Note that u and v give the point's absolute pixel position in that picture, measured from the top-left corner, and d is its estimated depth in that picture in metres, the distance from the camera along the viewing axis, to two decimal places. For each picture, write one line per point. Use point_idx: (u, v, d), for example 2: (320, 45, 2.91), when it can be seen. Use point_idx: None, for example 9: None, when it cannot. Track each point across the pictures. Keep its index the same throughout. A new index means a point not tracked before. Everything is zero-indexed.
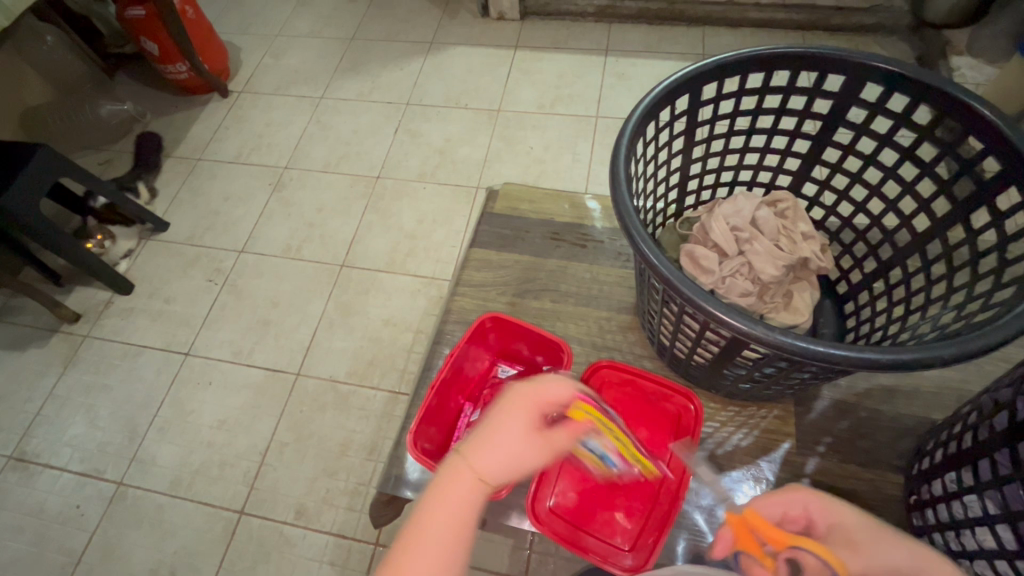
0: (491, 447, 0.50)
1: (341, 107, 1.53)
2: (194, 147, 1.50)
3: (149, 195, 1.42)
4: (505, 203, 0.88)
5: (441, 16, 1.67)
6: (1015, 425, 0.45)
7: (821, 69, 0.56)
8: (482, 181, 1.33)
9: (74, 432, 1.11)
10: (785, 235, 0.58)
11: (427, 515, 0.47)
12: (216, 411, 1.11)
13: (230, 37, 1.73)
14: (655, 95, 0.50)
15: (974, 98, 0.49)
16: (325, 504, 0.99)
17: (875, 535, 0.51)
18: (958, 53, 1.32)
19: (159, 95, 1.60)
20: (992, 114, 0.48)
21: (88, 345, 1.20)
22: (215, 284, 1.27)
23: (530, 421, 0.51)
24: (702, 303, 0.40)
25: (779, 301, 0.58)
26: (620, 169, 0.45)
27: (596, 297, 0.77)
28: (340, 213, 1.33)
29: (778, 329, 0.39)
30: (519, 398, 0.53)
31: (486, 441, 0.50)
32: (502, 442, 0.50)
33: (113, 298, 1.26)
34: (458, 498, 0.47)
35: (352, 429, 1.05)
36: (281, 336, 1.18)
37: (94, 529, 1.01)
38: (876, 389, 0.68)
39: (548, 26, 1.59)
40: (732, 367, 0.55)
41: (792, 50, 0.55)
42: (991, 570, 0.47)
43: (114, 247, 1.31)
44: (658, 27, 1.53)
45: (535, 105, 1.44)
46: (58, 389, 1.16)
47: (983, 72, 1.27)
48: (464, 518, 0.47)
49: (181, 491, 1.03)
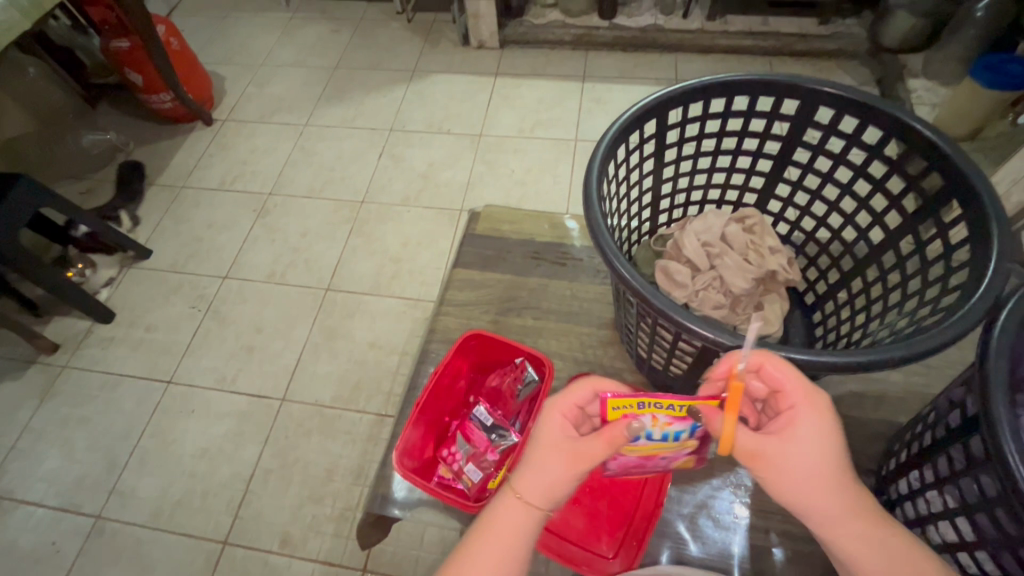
0: (527, 476, 0.42)
1: (325, 133, 1.55)
2: (178, 175, 1.51)
3: (132, 223, 1.42)
4: (486, 224, 0.90)
5: (422, 45, 1.72)
6: (966, 422, 0.48)
7: (778, 94, 0.60)
8: (465, 203, 1.35)
9: (50, 466, 1.08)
10: (753, 250, 0.61)
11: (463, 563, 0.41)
12: (198, 439, 1.09)
13: (214, 67, 1.75)
14: (624, 121, 0.53)
15: (916, 120, 0.54)
16: (311, 531, 0.97)
17: (838, 495, 0.38)
18: (913, 76, 1.39)
19: (143, 124, 1.61)
20: (932, 134, 0.52)
21: (66, 376, 1.18)
22: (198, 310, 1.26)
23: (563, 434, 0.42)
24: (673, 315, 0.42)
25: (750, 312, 0.61)
26: (591, 190, 0.47)
27: (577, 313, 0.79)
28: (325, 238, 1.34)
29: (744, 337, 0.41)
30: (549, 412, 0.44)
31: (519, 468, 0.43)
32: (532, 467, 0.42)
33: (93, 327, 1.25)
34: (494, 541, 0.41)
35: (338, 454, 1.04)
36: (265, 361, 1.17)
37: (69, 567, 0.98)
38: (847, 396, 0.71)
39: (527, 54, 1.64)
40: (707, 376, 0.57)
41: (750, 77, 0.59)
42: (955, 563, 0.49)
43: (94, 275, 1.31)
44: (633, 54, 1.60)
45: (515, 129, 1.48)
46: (34, 423, 1.13)
47: (937, 94, 1.35)
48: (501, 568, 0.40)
49: (161, 523, 1.01)
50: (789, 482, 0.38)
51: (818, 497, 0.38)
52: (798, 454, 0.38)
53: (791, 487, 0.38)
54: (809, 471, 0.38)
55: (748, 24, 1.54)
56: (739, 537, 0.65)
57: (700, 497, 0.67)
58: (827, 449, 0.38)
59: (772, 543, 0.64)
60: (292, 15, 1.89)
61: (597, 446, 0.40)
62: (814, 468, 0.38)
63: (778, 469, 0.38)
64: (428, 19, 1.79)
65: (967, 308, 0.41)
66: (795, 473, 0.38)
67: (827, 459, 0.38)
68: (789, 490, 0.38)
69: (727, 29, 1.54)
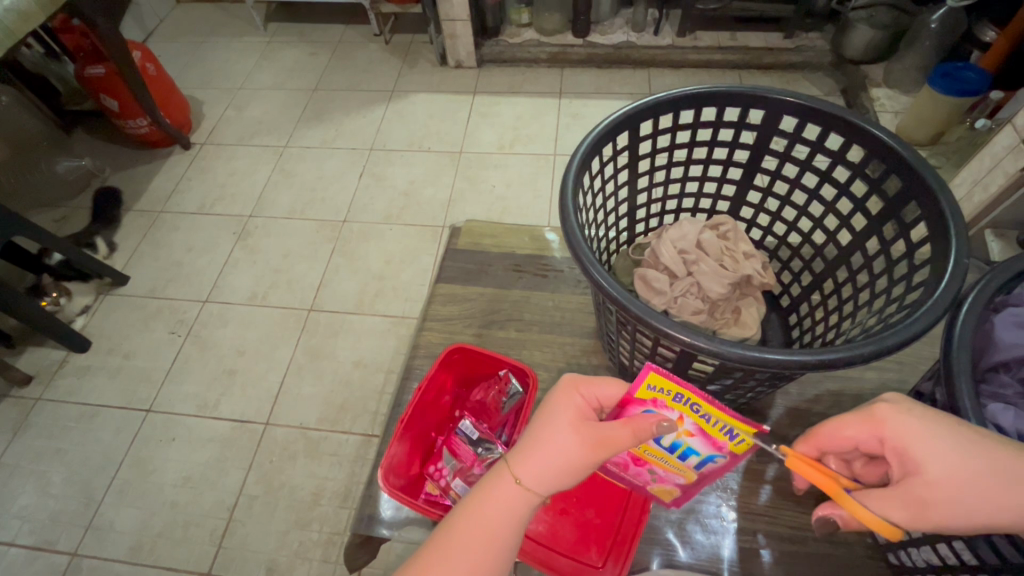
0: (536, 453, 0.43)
1: (305, 154, 1.55)
2: (155, 200, 1.49)
3: (108, 249, 1.40)
4: (468, 239, 0.90)
5: (400, 65, 1.74)
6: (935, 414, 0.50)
7: (744, 104, 0.62)
8: (448, 220, 1.36)
9: (24, 502, 1.04)
10: (728, 255, 0.62)
11: (464, 521, 0.42)
12: (179, 468, 1.06)
13: (191, 91, 1.75)
14: (596, 134, 0.54)
15: (875, 126, 0.56)
16: (298, 557, 0.95)
17: (1002, 486, 0.38)
18: (875, 85, 1.45)
19: (119, 150, 1.60)
20: (891, 139, 0.54)
21: (40, 408, 1.15)
22: (177, 336, 1.24)
23: (581, 417, 0.44)
24: (652, 320, 0.43)
25: (728, 316, 0.62)
26: (567, 202, 0.48)
27: (559, 323, 0.79)
28: (307, 258, 1.34)
29: (721, 339, 0.42)
30: (567, 396, 0.46)
31: (529, 445, 0.43)
32: (548, 448, 0.43)
33: (68, 357, 1.22)
34: (499, 508, 0.42)
35: (325, 477, 1.02)
36: (248, 385, 1.15)
37: None
38: (825, 395, 0.72)
39: (504, 72, 1.67)
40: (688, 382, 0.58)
41: (716, 89, 0.61)
42: (935, 552, 0.52)
43: (69, 303, 1.28)
44: (607, 70, 1.64)
45: (495, 146, 1.50)
46: (6, 458, 1.09)
47: (899, 102, 1.40)
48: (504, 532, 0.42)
49: (142, 557, 0.97)
50: (947, 503, 0.39)
51: (974, 501, 0.38)
52: (916, 476, 0.40)
53: (943, 504, 0.39)
54: (951, 479, 0.39)
55: (716, 39, 1.59)
56: (728, 540, 0.65)
57: (689, 502, 0.68)
58: (949, 450, 0.39)
59: (760, 544, 0.64)
60: (270, 39, 1.90)
61: (616, 436, 0.42)
62: (952, 476, 0.39)
63: (934, 497, 0.39)
64: (405, 40, 1.82)
65: (929, 303, 0.42)
66: (935, 487, 0.39)
67: (954, 458, 0.39)
68: (950, 510, 0.39)
69: (697, 44, 1.59)
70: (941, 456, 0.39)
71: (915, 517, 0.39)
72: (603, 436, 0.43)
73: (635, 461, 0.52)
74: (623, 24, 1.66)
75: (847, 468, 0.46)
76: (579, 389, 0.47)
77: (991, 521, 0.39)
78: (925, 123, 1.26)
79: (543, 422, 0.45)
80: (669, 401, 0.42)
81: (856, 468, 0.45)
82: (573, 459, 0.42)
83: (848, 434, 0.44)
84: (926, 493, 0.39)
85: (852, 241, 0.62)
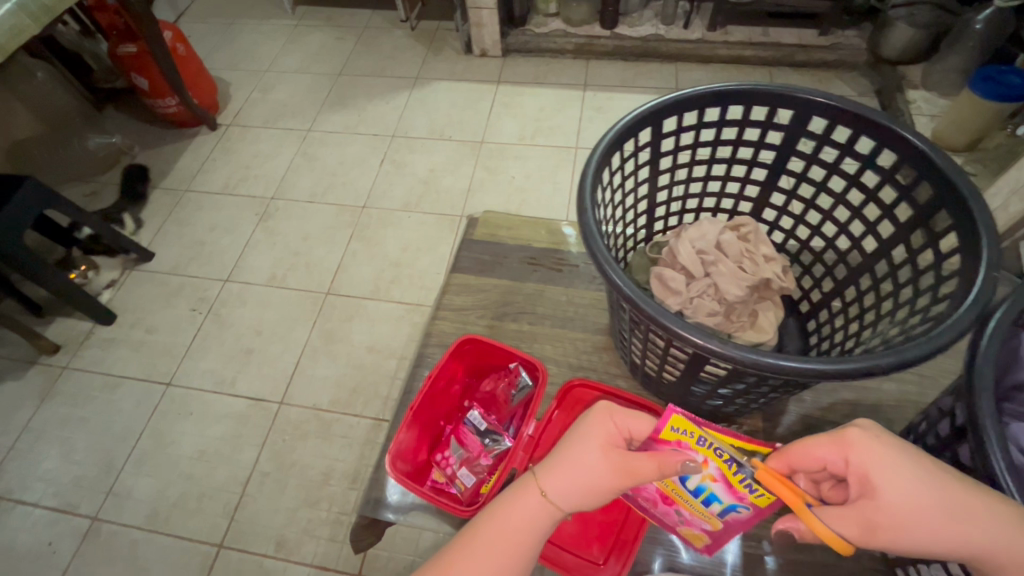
0: (563, 473, 0.47)
1: (327, 139, 1.56)
2: (181, 179, 1.52)
3: (135, 225, 1.43)
4: (485, 229, 0.90)
5: (425, 52, 1.74)
6: (955, 431, 0.49)
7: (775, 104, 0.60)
8: (466, 210, 1.36)
9: (49, 466, 1.08)
10: (748, 258, 0.61)
11: (488, 526, 0.47)
12: (196, 441, 1.09)
13: (220, 73, 1.77)
14: (617, 129, 0.53)
15: (910, 131, 0.54)
16: (306, 534, 0.97)
17: (960, 520, 0.40)
18: (912, 87, 1.40)
19: (148, 128, 1.63)
20: (926, 146, 0.52)
21: (66, 377, 1.19)
22: (198, 313, 1.27)
23: (610, 444, 0.48)
24: (665, 321, 0.42)
25: (744, 320, 0.61)
26: (584, 197, 0.47)
27: (572, 319, 0.79)
28: (325, 243, 1.35)
29: (735, 343, 0.41)
30: (601, 421, 0.49)
31: (557, 463, 0.48)
32: (574, 468, 0.47)
33: (94, 329, 1.26)
34: (520, 518, 0.46)
35: (335, 458, 1.04)
36: (264, 364, 1.18)
37: (65, 567, 0.98)
38: (840, 404, 0.70)
39: (529, 62, 1.66)
40: (697, 387, 0.58)
41: (744, 87, 0.59)
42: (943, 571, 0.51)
43: (97, 277, 1.32)
44: (634, 64, 1.61)
45: (517, 136, 1.49)
46: (34, 422, 1.13)
47: (936, 105, 1.36)
48: (523, 540, 0.46)
49: (158, 525, 1.01)
50: (898, 530, 0.40)
51: (918, 529, 0.40)
52: (867, 501, 0.41)
53: (896, 531, 0.40)
54: (900, 508, 0.40)
55: (750, 35, 1.56)
56: (733, 545, 0.64)
57: None
58: (901, 479, 0.41)
59: (764, 551, 0.63)
60: (298, 23, 1.91)
61: (642, 468, 0.46)
62: (898, 506, 0.40)
63: (884, 525, 0.40)
64: (431, 27, 1.81)
65: (955, 316, 0.41)
66: (880, 513, 0.40)
67: (903, 489, 0.40)
68: (898, 536, 0.40)
69: (729, 39, 1.55)
70: (895, 486, 0.41)
71: (867, 537, 0.41)
72: (630, 467, 0.46)
73: (663, 499, 0.53)
74: (652, 16, 1.63)
75: (814, 488, 0.46)
76: (613, 416, 0.49)
77: (939, 547, 0.40)
78: (962, 131, 1.21)
79: (574, 442, 0.48)
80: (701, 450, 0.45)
81: (823, 489, 0.46)
82: (596, 481, 0.46)
83: (814, 456, 0.44)
84: (877, 521, 0.40)
85: (878, 249, 0.60)
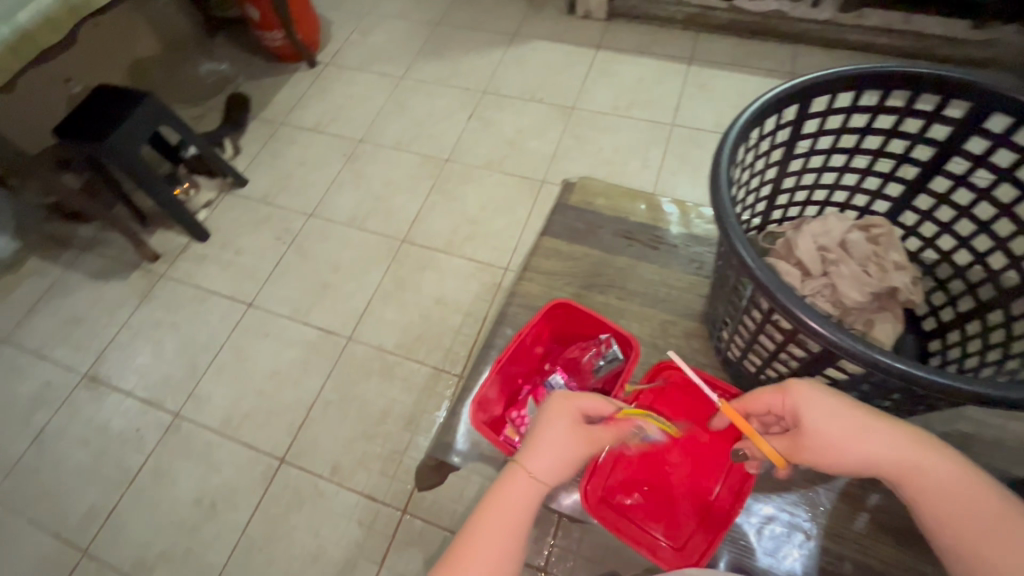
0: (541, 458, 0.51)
1: (418, 88, 1.57)
2: (278, 112, 1.57)
3: (233, 151, 1.51)
4: (579, 196, 0.88)
5: (526, 8, 1.68)
6: None
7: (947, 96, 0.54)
8: (549, 176, 1.34)
9: (142, 362, 1.19)
10: (875, 262, 0.56)
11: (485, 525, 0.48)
12: (270, 361, 1.16)
13: (323, 11, 1.80)
14: (765, 103, 0.50)
15: None
16: (360, 465, 1.02)
17: (865, 437, 0.48)
18: None
19: (252, 58, 1.68)
20: None
21: (163, 284, 1.29)
22: (282, 242, 1.33)
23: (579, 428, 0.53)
24: (798, 313, 0.41)
25: (858, 328, 0.56)
26: (722, 173, 0.45)
27: (661, 300, 0.76)
28: (407, 191, 1.37)
29: (875, 347, 0.39)
30: (562, 407, 0.55)
31: (538, 447, 0.52)
32: (556, 451, 0.52)
33: (189, 243, 1.35)
34: (514, 508, 0.49)
35: (394, 398, 1.08)
36: (338, 300, 1.23)
37: (148, 453, 1.09)
38: (948, 436, 0.65)
39: (634, 28, 1.57)
40: (802, 386, 0.56)
41: (918, 71, 0.54)
42: None
43: (196, 196, 1.41)
44: (748, 41, 1.49)
45: (611, 106, 1.43)
46: (132, 320, 1.25)
47: None
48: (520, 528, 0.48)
49: (229, 431, 1.09)
50: (822, 451, 0.49)
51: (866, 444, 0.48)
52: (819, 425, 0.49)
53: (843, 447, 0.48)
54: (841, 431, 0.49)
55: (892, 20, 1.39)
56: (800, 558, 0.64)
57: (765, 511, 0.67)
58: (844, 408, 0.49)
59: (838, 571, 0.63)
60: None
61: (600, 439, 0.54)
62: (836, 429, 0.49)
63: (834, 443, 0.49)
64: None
65: None
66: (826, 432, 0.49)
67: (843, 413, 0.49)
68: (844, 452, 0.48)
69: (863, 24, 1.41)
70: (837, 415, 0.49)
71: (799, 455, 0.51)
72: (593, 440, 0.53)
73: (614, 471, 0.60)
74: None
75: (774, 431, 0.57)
76: (571, 402, 0.55)
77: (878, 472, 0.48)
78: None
79: (546, 430, 0.53)
80: (644, 418, 0.57)
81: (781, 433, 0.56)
82: (570, 458, 0.52)
83: (771, 397, 0.53)
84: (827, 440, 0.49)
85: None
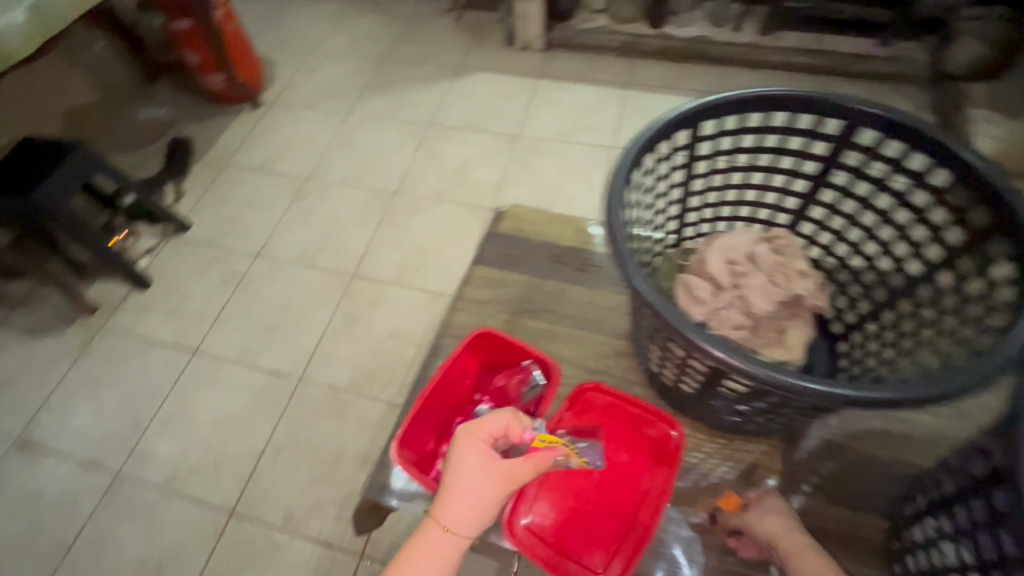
0: (450, 507, 0.53)
1: (364, 124, 1.58)
2: (223, 153, 1.56)
3: (176, 195, 1.48)
4: (513, 224, 0.90)
5: (468, 42, 1.73)
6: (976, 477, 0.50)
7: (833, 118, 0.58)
8: (496, 203, 1.36)
9: (78, 422, 1.13)
10: (782, 271, 0.59)
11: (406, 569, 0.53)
12: (217, 410, 1.12)
13: (266, 52, 1.81)
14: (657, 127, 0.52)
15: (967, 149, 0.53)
16: (314, 510, 0.99)
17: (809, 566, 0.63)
18: None
19: (193, 100, 1.66)
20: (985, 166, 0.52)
21: (102, 337, 1.24)
22: (228, 285, 1.30)
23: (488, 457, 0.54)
24: (692, 337, 0.42)
25: (772, 336, 0.59)
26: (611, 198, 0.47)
27: (596, 321, 0.79)
28: (355, 226, 1.37)
29: (765, 364, 0.41)
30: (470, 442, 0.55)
31: (450, 498, 0.54)
32: (463, 499, 0.53)
33: (131, 293, 1.31)
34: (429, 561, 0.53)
35: (348, 437, 1.06)
36: (287, 340, 1.20)
37: (87, 519, 1.02)
38: None
39: (573, 57, 1.63)
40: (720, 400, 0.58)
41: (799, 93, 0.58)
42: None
43: (136, 243, 1.37)
44: (678, 64, 1.57)
45: (553, 132, 1.47)
46: (68, 378, 1.19)
47: None
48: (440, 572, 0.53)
49: (174, 488, 1.04)
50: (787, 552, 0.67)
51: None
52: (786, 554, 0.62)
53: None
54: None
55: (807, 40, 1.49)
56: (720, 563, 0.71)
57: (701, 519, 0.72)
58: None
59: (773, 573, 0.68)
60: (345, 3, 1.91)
61: (521, 470, 0.55)
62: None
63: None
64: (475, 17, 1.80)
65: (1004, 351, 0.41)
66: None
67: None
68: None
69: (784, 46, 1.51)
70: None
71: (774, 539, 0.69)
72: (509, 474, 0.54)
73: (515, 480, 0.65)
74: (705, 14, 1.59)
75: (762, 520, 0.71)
76: (476, 433, 0.56)
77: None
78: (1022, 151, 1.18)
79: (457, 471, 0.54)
80: (565, 447, 0.58)
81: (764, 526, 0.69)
82: (488, 496, 0.54)
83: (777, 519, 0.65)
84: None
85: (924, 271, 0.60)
